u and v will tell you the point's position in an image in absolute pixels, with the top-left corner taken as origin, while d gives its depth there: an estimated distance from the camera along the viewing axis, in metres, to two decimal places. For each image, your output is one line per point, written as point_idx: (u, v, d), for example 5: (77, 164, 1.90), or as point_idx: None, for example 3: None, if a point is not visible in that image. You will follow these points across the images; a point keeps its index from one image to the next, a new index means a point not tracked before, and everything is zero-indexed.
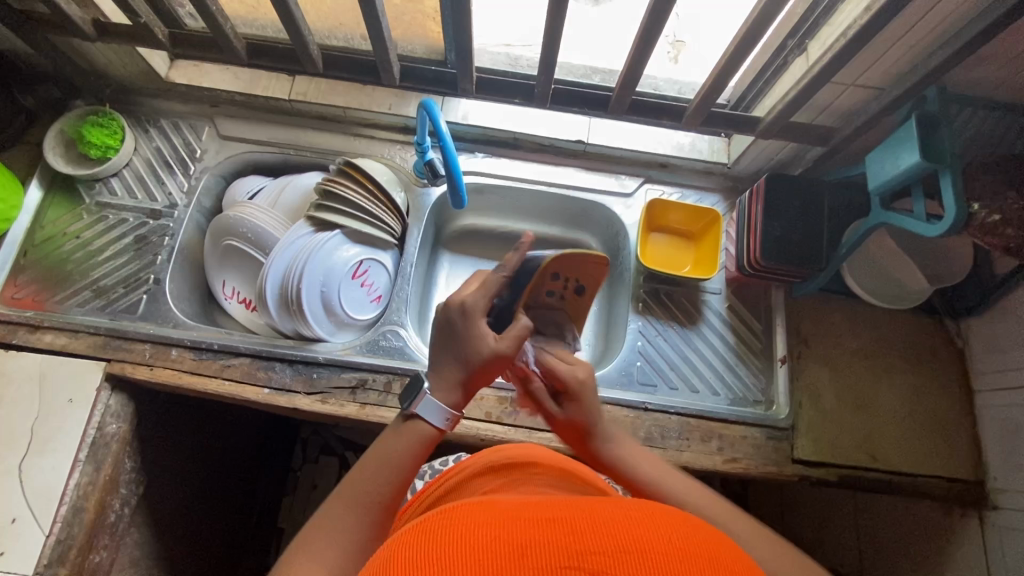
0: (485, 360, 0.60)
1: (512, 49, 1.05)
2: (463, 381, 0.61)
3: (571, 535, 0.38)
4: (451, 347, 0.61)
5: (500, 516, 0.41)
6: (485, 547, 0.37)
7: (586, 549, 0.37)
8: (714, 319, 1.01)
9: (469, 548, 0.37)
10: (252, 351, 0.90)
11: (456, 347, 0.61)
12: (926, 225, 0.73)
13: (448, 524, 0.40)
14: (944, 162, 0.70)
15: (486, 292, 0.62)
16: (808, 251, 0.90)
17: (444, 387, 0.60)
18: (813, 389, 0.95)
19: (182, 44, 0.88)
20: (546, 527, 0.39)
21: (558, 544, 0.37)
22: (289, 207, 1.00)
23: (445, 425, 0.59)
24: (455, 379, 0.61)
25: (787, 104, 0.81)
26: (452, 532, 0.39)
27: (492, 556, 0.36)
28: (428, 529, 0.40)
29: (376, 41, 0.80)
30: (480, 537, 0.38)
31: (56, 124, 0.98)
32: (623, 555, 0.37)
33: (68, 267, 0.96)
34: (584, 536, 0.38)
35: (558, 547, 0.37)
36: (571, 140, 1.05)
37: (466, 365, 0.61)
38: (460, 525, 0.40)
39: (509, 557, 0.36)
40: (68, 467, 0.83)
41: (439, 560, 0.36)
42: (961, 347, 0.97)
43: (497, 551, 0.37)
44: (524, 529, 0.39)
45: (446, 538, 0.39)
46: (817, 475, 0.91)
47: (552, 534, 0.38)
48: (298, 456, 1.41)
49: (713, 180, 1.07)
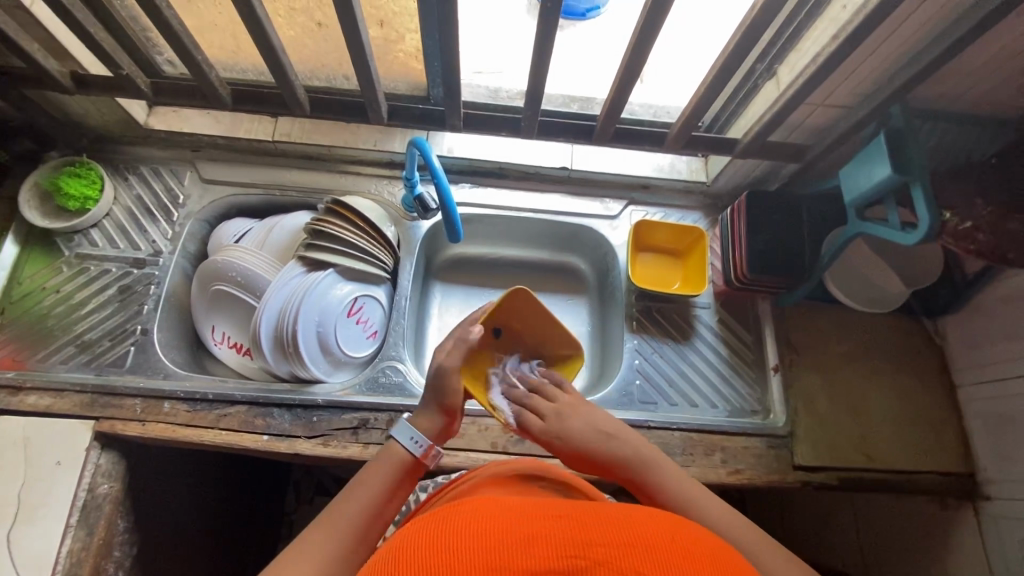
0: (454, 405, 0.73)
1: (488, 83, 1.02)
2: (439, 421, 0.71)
3: (579, 528, 0.39)
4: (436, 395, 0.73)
5: (509, 508, 0.41)
6: (492, 535, 0.38)
7: (594, 543, 0.38)
8: (706, 333, 1.03)
9: (474, 535, 0.38)
10: (249, 398, 0.89)
11: (442, 402, 0.72)
12: (902, 234, 0.77)
13: (456, 514, 0.41)
14: (914, 174, 0.74)
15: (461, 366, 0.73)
16: (792, 263, 0.94)
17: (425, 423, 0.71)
18: (806, 394, 0.98)
19: (163, 91, 0.87)
20: (553, 518, 0.40)
21: (565, 536, 0.38)
22: (277, 248, 0.99)
23: (417, 451, 0.66)
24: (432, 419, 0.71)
25: (763, 126, 0.85)
26: (454, 523, 0.39)
27: (497, 544, 0.37)
28: (432, 520, 0.41)
29: (364, 83, 0.80)
30: (485, 525, 0.39)
31: (31, 177, 0.96)
32: (629, 547, 0.38)
33: (49, 323, 0.93)
34: (591, 529, 0.39)
35: (561, 539, 0.38)
36: (555, 167, 1.08)
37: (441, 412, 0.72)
38: (469, 514, 0.40)
39: (514, 542, 0.37)
40: (59, 534, 0.80)
41: (442, 551, 0.36)
42: (941, 345, 1.02)
43: (501, 538, 0.37)
44: (526, 521, 0.39)
45: (453, 526, 0.39)
46: (818, 480, 0.93)
47: (554, 525, 0.39)
48: (291, 497, 1.39)
49: (693, 199, 1.11)
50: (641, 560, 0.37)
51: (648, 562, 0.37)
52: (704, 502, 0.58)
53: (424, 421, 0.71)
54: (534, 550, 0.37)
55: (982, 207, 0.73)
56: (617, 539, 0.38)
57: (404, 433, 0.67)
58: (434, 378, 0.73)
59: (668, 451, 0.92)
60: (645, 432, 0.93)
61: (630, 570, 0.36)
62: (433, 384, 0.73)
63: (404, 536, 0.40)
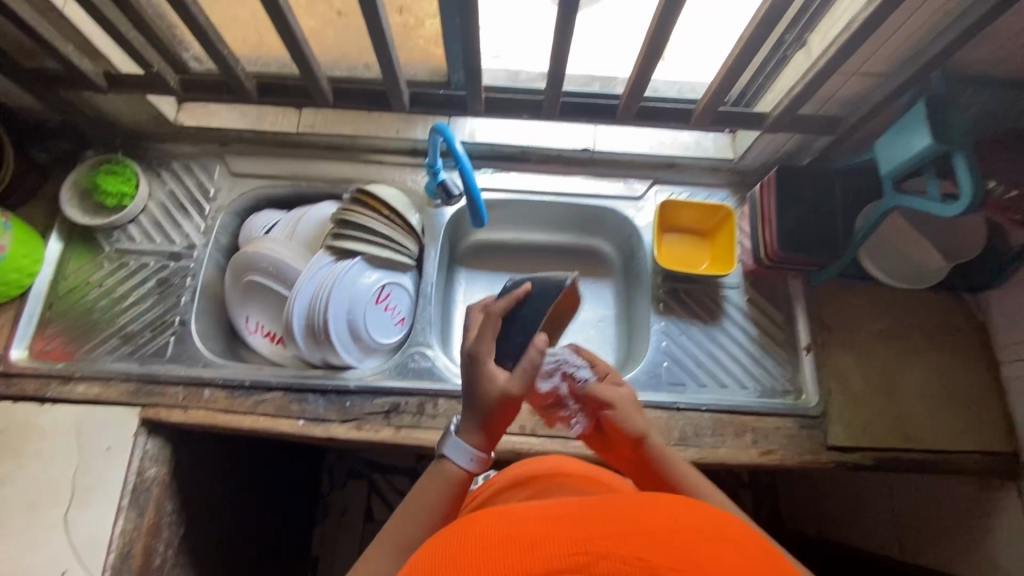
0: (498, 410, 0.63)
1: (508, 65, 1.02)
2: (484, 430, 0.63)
3: (580, 522, 0.39)
4: (481, 411, 0.63)
5: (513, 516, 0.42)
6: (496, 548, 0.39)
7: (594, 534, 0.38)
8: (735, 313, 1.02)
9: (482, 549, 0.39)
10: (284, 384, 0.91)
11: (487, 417, 0.63)
12: (942, 206, 0.74)
13: (463, 530, 0.42)
14: (955, 143, 0.71)
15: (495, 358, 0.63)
16: (824, 240, 0.92)
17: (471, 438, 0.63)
18: (840, 374, 0.96)
19: (194, 88, 0.88)
20: (557, 518, 0.40)
21: (567, 533, 0.39)
22: (306, 238, 1.01)
23: (472, 467, 0.63)
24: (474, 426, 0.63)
25: (793, 99, 0.82)
26: (467, 539, 0.40)
27: (504, 555, 0.38)
28: (447, 537, 0.42)
29: (385, 71, 0.81)
30: (493, 538, 0.40)
31: (71, 176, 1.00)
32: (632, 536, 0.38)
33: (94, 315, 0.97)
34: (592, 522, 0.39)
35: (566, 537, 0.38)
36: (577, 148, 1.07)
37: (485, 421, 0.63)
38: (478, 527, 0.41)
39: (519, 550, 0.38)
40: (113, 514, 0.84)
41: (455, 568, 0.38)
42: (982, 321, 0.98)
43: (508, 548, 0.38)
44: (533, 525, 0.40)
45: (465, 542, 0.40)
46: (853, 460, 0.91)
47: (558, 525, 0.39)
48: (327, 480, 1.44)
49: (720, 177, 1.08)
50: (642, 548, 0.37)
51: (650, 548, 0.37)
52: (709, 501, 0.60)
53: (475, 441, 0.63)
54: (539, 553, 0.37)
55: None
56: (622, 530, 0.38)
57: (451, 449, 0.63)
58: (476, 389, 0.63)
59: (697, 432, 0.92)
60: (674, 414, 0.93)
61: (632, 559, 0.36)
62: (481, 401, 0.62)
63: (424, 554, 0.42)
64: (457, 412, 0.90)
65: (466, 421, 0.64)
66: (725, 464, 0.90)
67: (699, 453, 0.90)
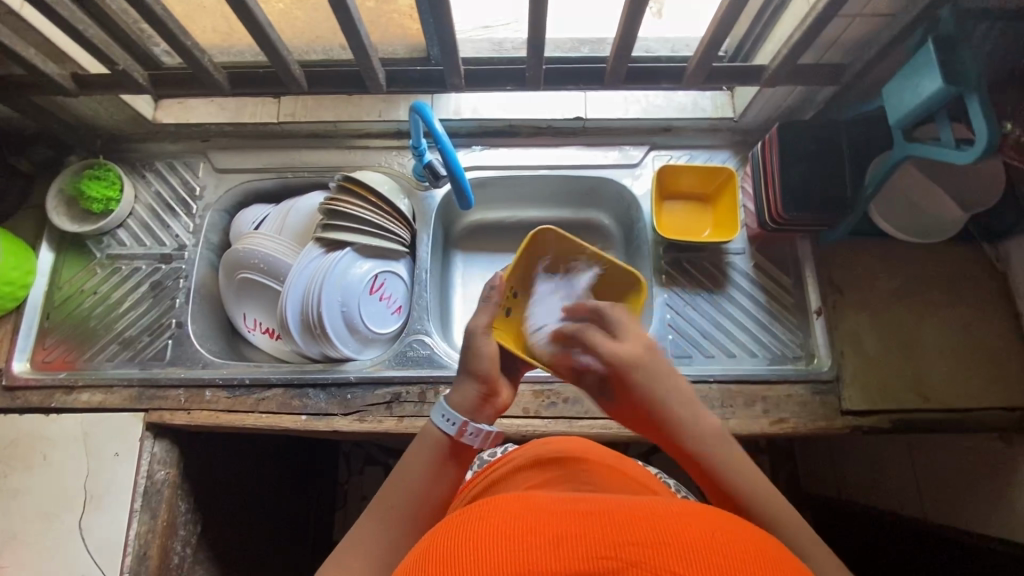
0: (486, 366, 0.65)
1: (492, 33, 0.96)
2: (475, 389, 0.65)
3: (613, 525, 0.38)
4: (472, 368, 0.65)
5: (539, 506, 0.41)
6: (520, 536, 0.37)
7: (627, 542, 0.37)
8: (740, 280, 0.98)
9: (504, 535, 0.38)
10: (284, 380, 0.90)
11: (476, 373, 0.65)
12: (955, 152, 0.70)
13: (486, 513, 0.41)
14: (968, 83, 0.66)
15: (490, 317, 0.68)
16: (832, 198, 0.87)
17: (465, 398, 0.64)
18: (854, 336, 0.92)
19: (162, 84, 0.85)
20: (586, 517, 0.39)
21: (595, 535, 0.37)
22: (296, 230, 0.99)
23: (456, 433, 0.61)
24: (467, 389, 0.65)
25: (791, 49, 0.77)
26: (488, 521, 0.39)
27: (528, 545, 0.37)
28: (466, 515, 0.41)
29: (357, 51, 0.76)
30: (516, 524, 0.38)
31: (55, 184, 0.98)
32: (664, 545, 0.37)
33: (91, 322, 0.97)
34: (624, 527, 0.38)
35: (597, 539, 0.37)
36: (569, 118, 1.02)
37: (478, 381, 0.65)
38: (500, 511, 0.40)
39: (544, 543, 0.37)
40: (125, 518, 0.85)
41: (474, 553, 0.37)
42: (1003, 271, 0.94)
43: (532, 538, 0.37)
44: (560, 520, 0.39)
45: (485, 525, 0.39)
46: (869, 424, 0.89)
47: (588, 524, 0.38)
48: (343, 468, 1.46)
49: (720, 137, 1.03)
50: (674, 558, 0.36)
51: (683, 562, 0.35)
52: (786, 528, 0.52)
53: (458, 399, 0.64)
54: (565, 550, 0.36)
55: None
56: (653, 538, 0.37)
57: (437, 414, 0.63)
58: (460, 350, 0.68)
59: (706, 404, 0.89)
60: None
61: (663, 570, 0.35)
62: (463, 355, 0.66)
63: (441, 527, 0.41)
64: None
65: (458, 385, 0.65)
66: (736, 435, 0.88)
67: None
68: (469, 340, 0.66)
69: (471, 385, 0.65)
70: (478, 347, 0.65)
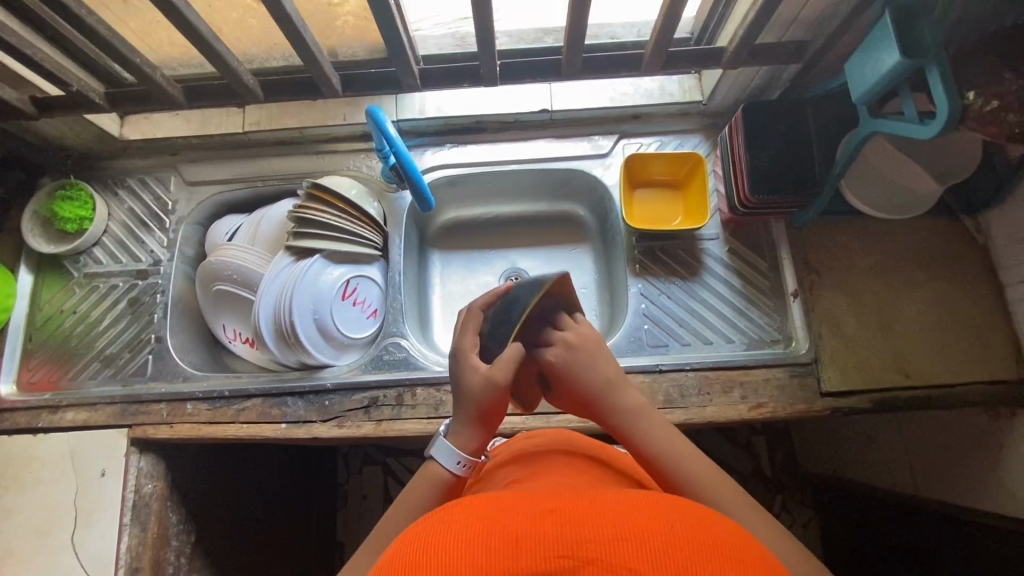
0: (495, 415, 0.62)
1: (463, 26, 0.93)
2: (480, 433, 0.62)
3: (572, 521, 0.39)
4: (482, 416, 0.62)
5: (502, 507, 0.41)
6: (481, 540, 0.38)
7: (587, 538, 0.37)
8: (715, 266, 0.97)
9: (465, 539, 0.38)
10: (263, 390, 0.91)
11: (484, 420, 0.62)
12: (917, 127, 0.68)
13: (450, 518, 0.41)
14: (928, 54, 0.64)
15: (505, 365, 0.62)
16: (799, 179, 0.86)
17: (471, 444, 0.61)
18: (831, 317, 0.91)
19: (121, 102, 0.84)
20: (546, 514, 0.39)
21: (555, 533, 0.38)
22: (268, 239, 0.99)
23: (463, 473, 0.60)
24: (471, 431, 0.62)
25: (748, 30, 0.75)
26: (450, 527, 0.39)
27: (488, 549, 0.37)
28: (430, 521, 0.41)
29: (307, 59, 0.75)
30: (478, 528, 0.39)
31: (29, 207, 0.99)
32: (621, 541, 0.37)
33: (73, 342, 0.98)
34: (586, 523, 0.38)
35: (555, 538, 0.37)
36: (535, 111, 1.01)
37: (485, 428, 0.62)
38: (462, 516, 0.40)
39: (504, 544, 0.37)
40: (116, 532, 0.87)
41: (433, 557, 0.37)
42: (984, 243, 0.92)
43: (493, 541, 0.37)
44: (521, 519, 0.39)
45: (447, 530, 0.39)
46: (849, 405, 0.88)
47: (548, 522, 0.39)
48: (342, 469, 1.48)
49: (691, 121, 1.02)
50: (630, 555, 0.36)
51: (641, 558, 0.36)
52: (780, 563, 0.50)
53: (460, 440, 0.61)
54: (524, 552, 0.36)
55: (1010, 82, 0.61)
56: (611, 533, 0.38)
57: (443, 454, 0.60)
58: (466, 385, 0.63)
59: (683, 393, 0.89)
60: (657, 376, 0.90)
61: (619, 567, 0.35)
62: (473, 395, 0.62)
63: (406, 534, 0.41)
64: (436, 399, 0.89)
65: (462, 427, 0.62)
66: (714, 422, 0.87)
67: (686, 415, 0.87)
68: (484, 388, 0.61)
69: (475, 428, 0.62)
70: (497, 399, 0.62)
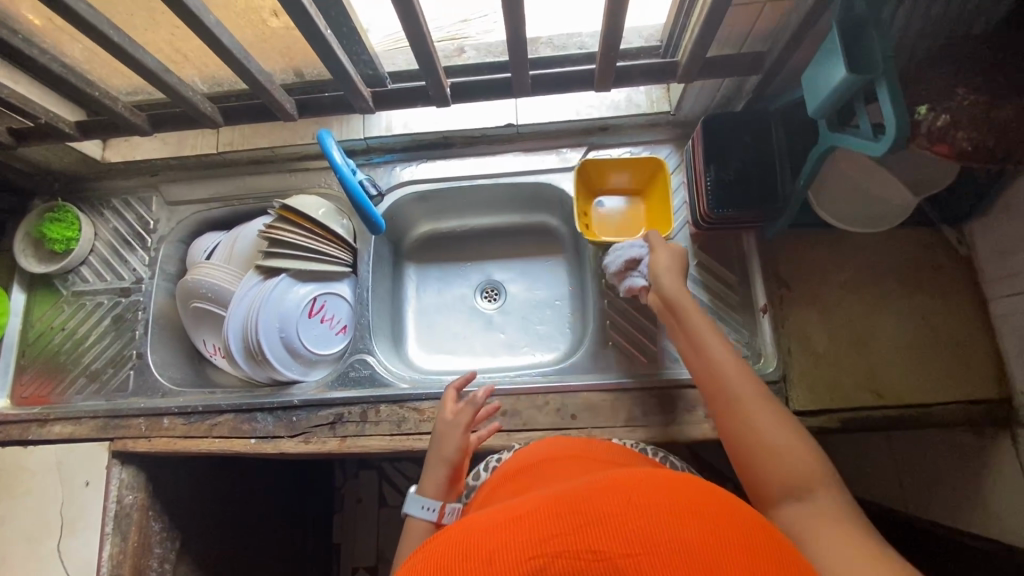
0: (461, 459, 0.74)
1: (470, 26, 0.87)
2: (449, 479, 0.72)
3: (535, 521, 0.38)
4: (449, 464, 0.73)
5: (474, 528, 0.40)
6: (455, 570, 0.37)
7: (552, 534, 0.37)
8: (684, 281, 0.96)
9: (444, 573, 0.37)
10: (234, 406, 0.94)
11: (452, 467, 0.73)
12: (871, 143, 0.64)
13: (425, 561, 0.39)
14: (875, 69, 0.61)
15: (466, 414, 0.77)
16: (762, 194, 0.84)
17: (440, 493, 0.71)
18: (801, 333, 0.89)
19: (91, 130, 0.87)
20: (511, 523, 0.39)
21: (522, 540, 0.37)
22: (243, 256, 1.00)
23: (438, 518, 0.68)
24: (441, 476, 0.72)
25: (697, 43, 0.73)
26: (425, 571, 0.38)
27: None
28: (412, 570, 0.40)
29: (257, 86, 0.77)
30: (457, 558, 0.38)
31: (19, 228, 1.03)
32: (584, 530, 0.37)
33: (62, 357, 1.04)
34: (550, 518, 0.38)
35: (521, 548, 0.37)
36: (501, 126, 1.00)
37: (449, 474, 0.73)
38: (436, 556, 0.39)
39: (478, 566, 0.36)
40: (98, 541, 0.91)
41: None
42: (967, 255, 0.88)
43: (467, 568, 0.36)
44: (490, 537, 0.38)
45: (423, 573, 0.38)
46: (818, 425, 0.85)
47: (514, 530, 0.38)
48: (339, 472, 1.50)
49: (661, 132, 1.00)
50: (595, 538, 0.36)
51: (605, 537, 0.36)
52: (811, 503, 0.56)
53: (431, 488, 0.71)
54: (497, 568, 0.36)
55: (963, 97, 0.58)
56: (574, 522, 0.37)
57: (415, 502, 0.69)
58: (441, 438, 0.76)
59: (646, 411, 0.87)
60: (621, 394, 0.89)
61: (586, 553, 0.36)
62: (441, 444, 0.75)
63: None
64: (398, 416, 0.90)
65: (431, 475, 0.73)
66: (679, 441, 0.86)
67: (650, 433, 0.86)
68: (449, 436, 0.75)
69: (441, 472, 0.73)
70: (461, 445, 0.75)
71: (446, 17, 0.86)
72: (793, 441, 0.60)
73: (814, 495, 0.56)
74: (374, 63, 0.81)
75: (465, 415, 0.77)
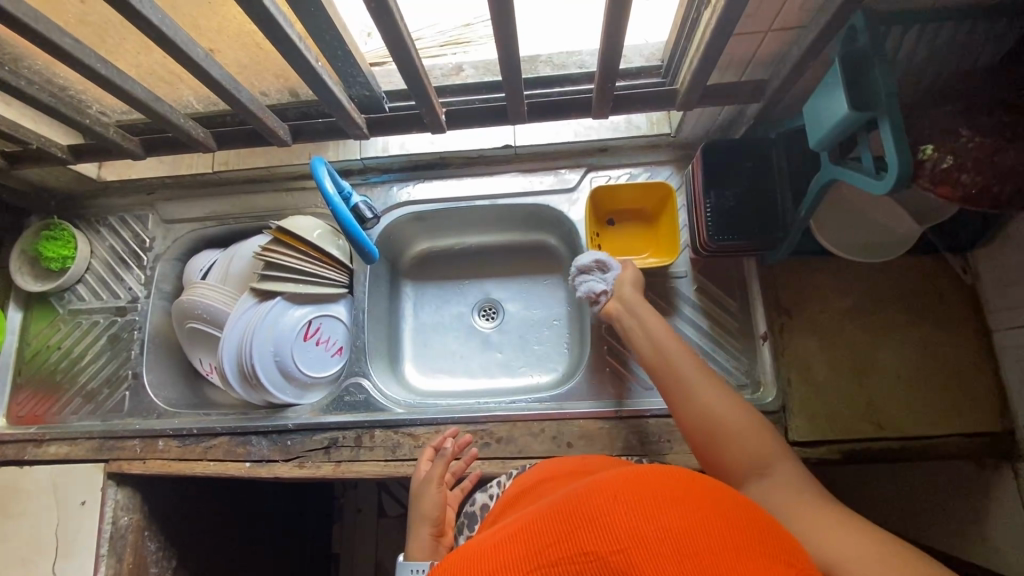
0: (440, 514, 0.76)
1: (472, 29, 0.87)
2: (433, 536, 0.74)
3: (532, 533, 0.38)
4: (428, 522, 0.75)
5: (478, 544, 0.40)
6: None
7: (547, 541, 0.36)
8: (685, 306, 0.95)
9: None
10: (228, 429, 0.94)
11: (432, 524, 0.75)
12: (872, 181, 0.62)
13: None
14: (879, 107, 0.58)
15: (437, 469, 0.78)
16: (762, 222, 0.83)
17: (425, 553, 0.73)
18: (801, 361, 0.87)
19: (84, 153, 0.86)
20: (510, 537, 0.38)
21: (521, 552, 0.36)
22: (239, 277, 1.00)
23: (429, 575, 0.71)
24: (424, 534, 0.74)
25: (695, 74, 0.72)
26: None
27: None
28: None
29: (249, 113, 0.76)
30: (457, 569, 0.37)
31: (16, 247, 1.03)
32: (575, 532, 0.36)
33: (58, 376, 1.04)
34: (546, 527, 0.37)
35: (520, 561, 0.36)
36: (498, 147, 0.99)
37: (430, 532, 0.75)
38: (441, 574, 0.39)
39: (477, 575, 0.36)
40: (92, 564, 0.91)
41: None
42: (972, 283, 0.86)
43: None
44: (488, 552, 0.38)
45: None
46: (817, 456, 0.84)
47: (512, 545, 0.37)
48: (338, 483, 1.45)
49: (661, 153, 0.99)
50: (586, 540, 0.35)
51: (598, 538, 0.35)
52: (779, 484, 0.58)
53: (415, 551, 0.73)
54: None
55: (967, 138, 0.57)
56: (566, 526, 0.36)
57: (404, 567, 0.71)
58: (417, 495, 0.77)
59: (643, 439, 0.86)
60: (618, 422, 0.88)
61: (580, 556, 0.34)
62: (417, 502, 0.76)
63: None
64: (393, 441, 0.90)
65: (414, 535, 0.74)
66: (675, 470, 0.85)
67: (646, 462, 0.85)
68: (423, 494, 0.76)
69: (423, 530, 0.74)
70: (436, 500, 0.76)
71: (448, 22, 0.87)
72: (748, 423, 0.63)
73: (773, 470, 0.59)
74: (371, 84, 0.80)
75: (437, 469, 0.78)
